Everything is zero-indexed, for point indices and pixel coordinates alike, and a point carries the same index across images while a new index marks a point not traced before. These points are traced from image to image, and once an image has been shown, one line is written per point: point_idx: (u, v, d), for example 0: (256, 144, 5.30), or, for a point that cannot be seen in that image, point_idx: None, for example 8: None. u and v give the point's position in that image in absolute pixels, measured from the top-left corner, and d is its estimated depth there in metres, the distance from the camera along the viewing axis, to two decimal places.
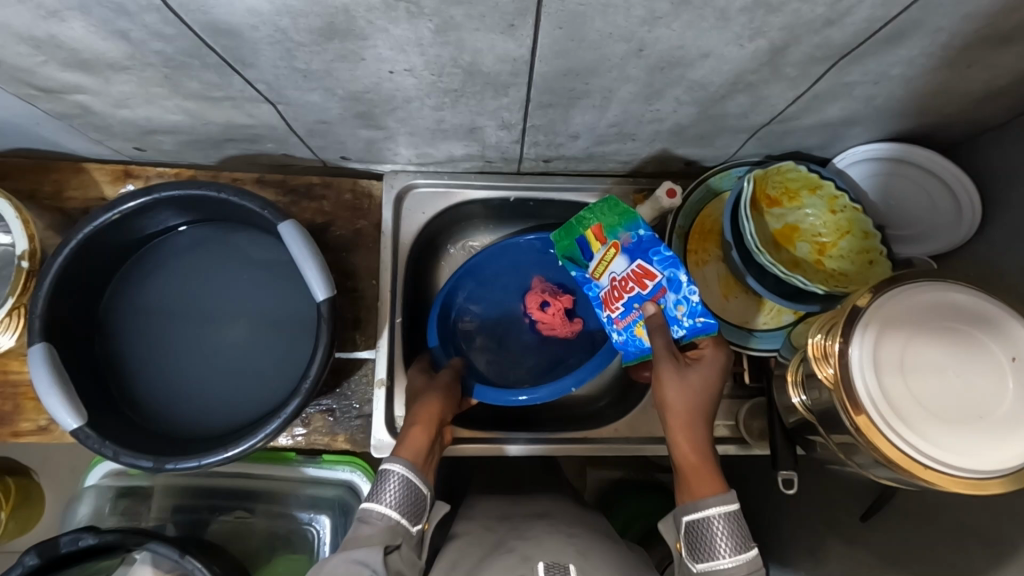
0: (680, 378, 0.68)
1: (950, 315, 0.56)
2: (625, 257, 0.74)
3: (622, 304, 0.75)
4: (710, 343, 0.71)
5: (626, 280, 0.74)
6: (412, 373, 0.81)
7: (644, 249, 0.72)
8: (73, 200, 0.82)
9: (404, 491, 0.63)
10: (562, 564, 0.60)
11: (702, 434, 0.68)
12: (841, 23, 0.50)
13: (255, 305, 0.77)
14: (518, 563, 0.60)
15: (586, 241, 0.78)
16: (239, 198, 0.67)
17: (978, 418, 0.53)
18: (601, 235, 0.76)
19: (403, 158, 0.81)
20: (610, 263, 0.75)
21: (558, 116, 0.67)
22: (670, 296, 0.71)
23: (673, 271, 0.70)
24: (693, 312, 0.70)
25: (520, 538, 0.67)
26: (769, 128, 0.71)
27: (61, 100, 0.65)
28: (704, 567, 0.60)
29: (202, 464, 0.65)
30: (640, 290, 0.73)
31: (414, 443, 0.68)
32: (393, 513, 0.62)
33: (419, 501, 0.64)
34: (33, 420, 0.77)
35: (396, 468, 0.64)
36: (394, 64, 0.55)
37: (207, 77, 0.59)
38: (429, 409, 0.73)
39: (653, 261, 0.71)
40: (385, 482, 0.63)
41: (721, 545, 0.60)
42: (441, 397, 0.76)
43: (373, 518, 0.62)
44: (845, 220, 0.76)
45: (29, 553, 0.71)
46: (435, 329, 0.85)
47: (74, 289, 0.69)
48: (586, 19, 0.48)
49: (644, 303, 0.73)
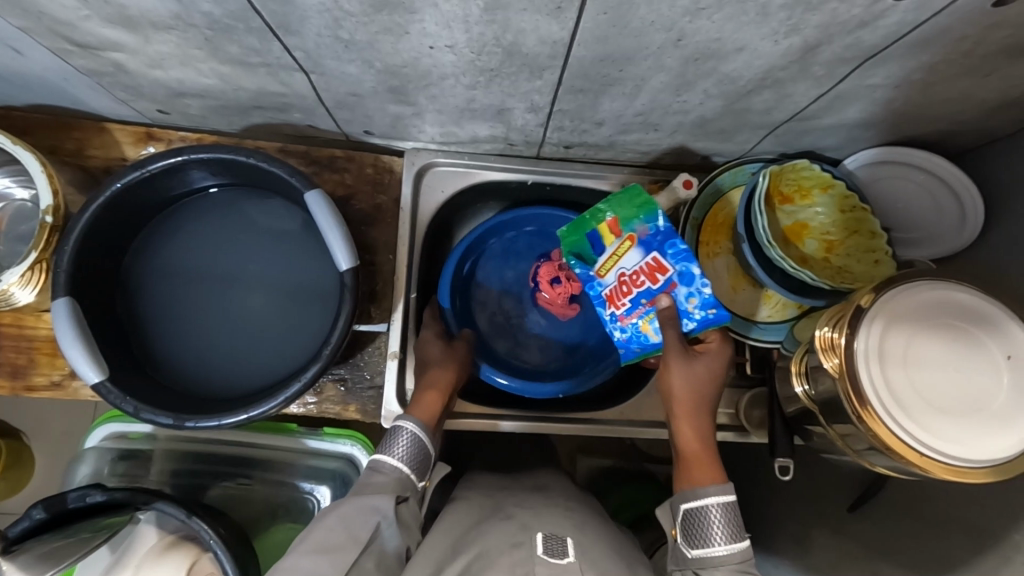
0: (688, 368, 0.72)
1: (953, 313, 0.59)
2: (639, 250, 0.74)
3: (629, 300, 0.76)
4: (716, 337, 0.75)
5: (638, 274, 0.75)
6: (428, 339, 0.82)
7: (660, 241, 0.73)
8: (94, 159, 0.82)
9: (413, 447, 0.67)
10: (559, 535, 0.61)
11: (705, 425, 0.71)
12: (874, 25, 0.52)
13: (275, 272, 0.78)
14: (518, 531, 0.61)
15: (597, 236, 0.77)
16: (268, 163, 0.68)
17: (974, 411, 0.56)
18: (614, 228, 0.76)
19: (427, 136, 0.82)
20: (622, 257, 0.75)
21: (587, 101, 0.69)
22: (678, 290, 0.73)
23: (686, 264, 0.72)
24: (704, 304, 0.72)
25: (518, 507, 0.69)
26: (788, 126, 0.73)
27: (96, 57, 0.65)
28: (697, 554, 0.62)
29: (222, 424, 0.66)
30: (651, 284, 0.74)
31: (426, 405, 0.72)
32: (403, 467, 0.65)
33: (425, 459, 0.68)
34: (47, 375, 0.77)
35: (409, 426, 0.68)
36: (436, 40, 0.57)
37: (248, 42, 0.59)
38: (442, 377, 0.76)
39: (667, 254, 0.73)
40: (396, 436, 0.67)
41: (717, 532, 0.62)
42: (453, 367, 0.78)
43: (385, 469, 0.65)
44: (854, 220, 0.78)
45: (37, 507, 0.72)
46: (447, 289, 0.87)
47: (100, 243, 0.70)
48: (632, 6, 0.50)
49: (653, 298, 0.75)
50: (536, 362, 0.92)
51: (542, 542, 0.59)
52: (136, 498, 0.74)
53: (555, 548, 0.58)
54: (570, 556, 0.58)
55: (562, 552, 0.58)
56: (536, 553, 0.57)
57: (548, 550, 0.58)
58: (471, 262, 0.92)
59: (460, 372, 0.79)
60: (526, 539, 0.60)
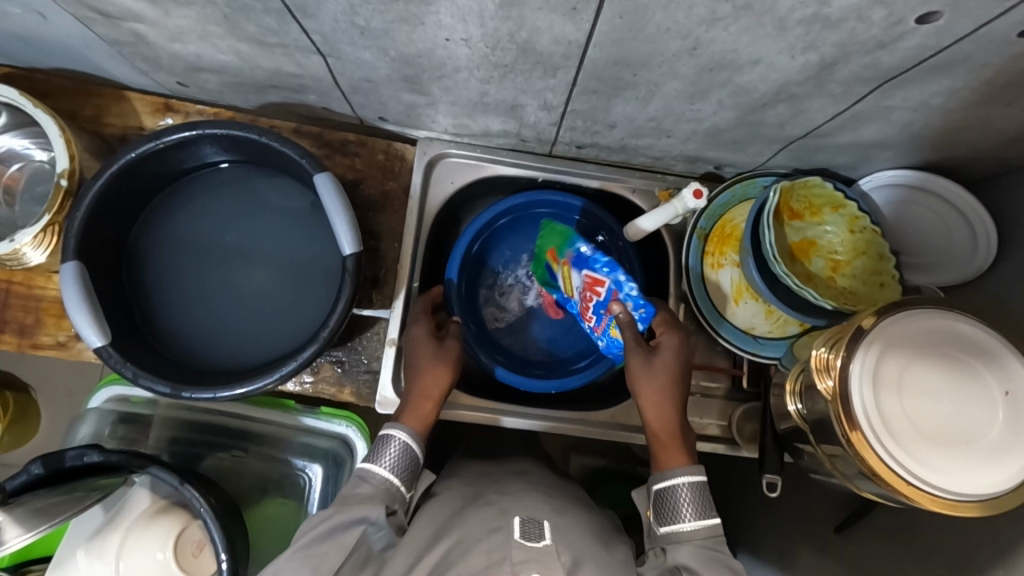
0: (647, 366, 0.72)
1: (953, 343, 0.58)
2: (575, 269, 0.76)
3: (592, 313, 0.76)
4: (664, 330, 0.75)
5: (584, 290, 0.75)
6: (417, 339, 0.77)
7: (586, 258, 0.74)
8: (111, 126, 0.83)
9: (403, 457, 0.68)
10: (537, 519, 0.62)
11: (672, 417, 0.72)
12: (893, 47, 0.51)
13: (279, 251, 0.79)
14: (497, 516, 0.62)
15: (550, 266, 0.85)
16: (280, 143, 0.69)
17: (968, 444, 0.55)
18: (555, 257, 0.82)
19: (439, 126, 0.82)
20: (569, 279, 0.79)
21: (600, 103, 0.68)
22: (620, 296, 0.72)
23: (614, 274, 0.71)
24: (636, 304, 0.71)
25: (498, 493, 0.69)
26: (803, 142, 0.73)
27: (117, 27, 0.66)
28: (666, 531, 0.64)
29: (217, 397, 0.67)
30: (597, 297, 0.74)
31: (421, 412, 0.72)
32: (392, 478, 0.67)
33: (414, 467, 0.69)
34: (53, 335, 0.79)
35: (399, 434, 0.69)
36: (451, 32, 0.57)
37: (266, 22, 0.60)
38: (433, 381, 0.75)
39: (597, 269, 0.72)
40: (386, 446, 0.68)
41: (685, 510, 0.64)
42: (445, 366, 0.76)
43: (374, 480, 0.66)
44: (863, 241, 0.77)
45: (34, 462, 0.72)
46: (456, 264, 0.87)
47: (110, 209, 0.71)
48: (647, 12, 0.49)
49: (607, 307, 0.73)
50: (528, 352, 0.92)
51: (520, 525, 0.60)
52: (131, 462, 0.74)
53: (531, 531, 0.60)
54: (547, 539, 0.59)
55: (539, 536, 0.59)
56: (514, 537, 0.58)
57: (525, 534, 0.59)
58: (481, 242, 0.92)
59: (452, 376, 0.76)
60: (503, 524, 0.61)
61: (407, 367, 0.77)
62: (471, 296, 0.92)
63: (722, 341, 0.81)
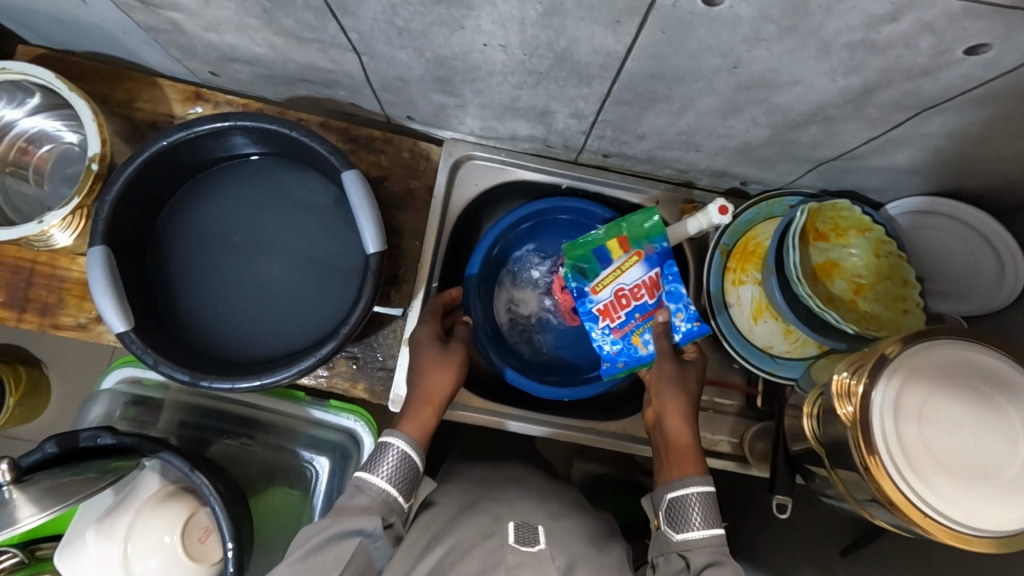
0: (678, 371, 0.75)
1: (978, 375, 0.57)
2: (643, 266, 0.78)
3: (624, 313, 0.79)
4: (694, 352, 0.79)
5: (637, 289, 0.79)
6: (423, 340, 0.77)
7: (659, 262, 0.78)
8: (142, 111, 0.83)
9: (400, 466, 0.67)
10: (531, 524, 0.65)
11: (692, 425, 0.73)
12: (937, 75, 0.51)
13: (300, 245, 0.79)
14: (491, 522, 0.65)
15: (604, 252, 0.80)
16: (310, 139, 0.69)
17: (988, 479, 0.55)
18: (624, 245, 0.79)
19: (467, 128, 0.82)
20: (624, 272, 0.79)
21: (631, 114, 0.68)
22: (671, 306, 0.78)
23: (675, 286, 0.78)
24: (691, 317, 0.77)
25: (494, 500, 0.70)
26: (833, 163, 0.72)
27: (156, 15, 0.66)
28: (682, 537, 0.63)
29: (235, 388, 0.67)
30: (647, 299, 0.78)
31: (419, 419, 0.72)
32: (389, 488, 0.66)
33: (413, 476, 0.68)
34: (74, 316, 0.80)
35: (398, 442, 0.68)
36: (490, 38, 0.57)
37: (304, 18, 0.60)
38: (439, 385, 0.74)
39: (664, 274, 0.78)
40: (383, 455, 0.68)
41: (694, 519, 0.64)
42: (450, 370, 0.75)
43: (369, 489, 0.65)
44: (887, 266, 0.76)
45: (50, 440, 0.75)
46: (478, 259, 0.87)
47: (139, 197, 0.72)
48: (690, 28, 0.49)
49: (648, 311, 0.78)
50: (542, 358, 0.92)
51: (513, 530, 0.63)
52: (143, 445, 0.76)
53: (526, 536, 0.62)
54: (540, 544, 0.61)
55: (534, 540, 0.62)
56: (507, 542, 0.61)
57: (518, 538, 0.62)
58: (502, 245, 0.91)
59: (453, 382, 0.76)
60: (498, 529, 0.63)
61: (412, 368, 0.76)
62: (488, 298, 0.91)
63: (738, 357, 0.80)
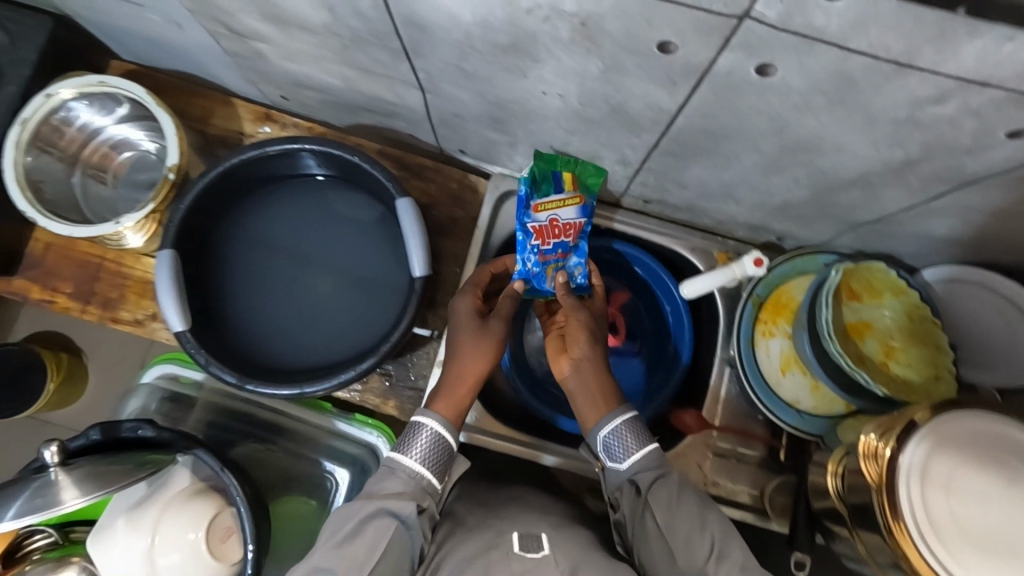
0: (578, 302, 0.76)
1: (1010, 450, 0.57)
2: (578, 213, 0.77)
3: (552, 242, 0.76)
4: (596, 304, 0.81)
5: (568, 226, 0.77)
6: (461, 313, 0.75)
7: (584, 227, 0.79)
8: (215, 127, 0.89)
9: (433, 448, 0.68)
10: (534, 534, 0.66)
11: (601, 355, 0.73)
12: (979, 154, 0.53)
13: (348, 263, 0.83)
14: (495, 535, 0.65)
15: (559, 179, 0.76)
16: (370, 164, 0.75)
17: (1016, 557, 0.54)
18: (574, 183, 0.77)
19: (515, 165, 0.86)
20: (564, 206, 0.76)
21: (675, 165, 0.71)
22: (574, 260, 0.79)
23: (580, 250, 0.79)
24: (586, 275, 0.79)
25: (496, 516, 0.70)
26: (871, 227, 0.74)
27: (243, 44, 0.72)
28: (628, 466, 0.67)
29: (275, 394, 0.71)
30: (568, 239, 0.78)
31: (453, 398, 0.71)
32: (422, 470, 0.67)
33: (444, 458, 0.69)
34: (132, 312, 0.84)
35: (427, 424, 0.69)
36: (550, 87, 0.60)
37: (378, 56, 0.65)
38: (476, 365, 0.71)
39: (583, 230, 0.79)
40: (415, 437, 0.68)
41: (626, 447, 0.68)
42: (490, 347, 0.73)
43: (402, 472, 0.66)
44: (920, 330, 0.77)
45: (93, 428, 0.79)
46: None
47: (206, 207, 0.79)
48: (742, 93, 0.52)
49: (566, 251, 0.78)
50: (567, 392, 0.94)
51: (518, 539, 0.64)
52: (178, 441, 0.80)
53: (530, 544, 0.63)
54: (545, 549, 0.62)
55: (537, 547, 0.63)
56: (512, 549, 0.62)
57: (523, 547, 0.63)
58: None
59: (490, 359, 0.73)
60: (503, 540, 0.64)
61: (450, 343, 0.74)
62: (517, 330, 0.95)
63: (765, 409, 0.80)
